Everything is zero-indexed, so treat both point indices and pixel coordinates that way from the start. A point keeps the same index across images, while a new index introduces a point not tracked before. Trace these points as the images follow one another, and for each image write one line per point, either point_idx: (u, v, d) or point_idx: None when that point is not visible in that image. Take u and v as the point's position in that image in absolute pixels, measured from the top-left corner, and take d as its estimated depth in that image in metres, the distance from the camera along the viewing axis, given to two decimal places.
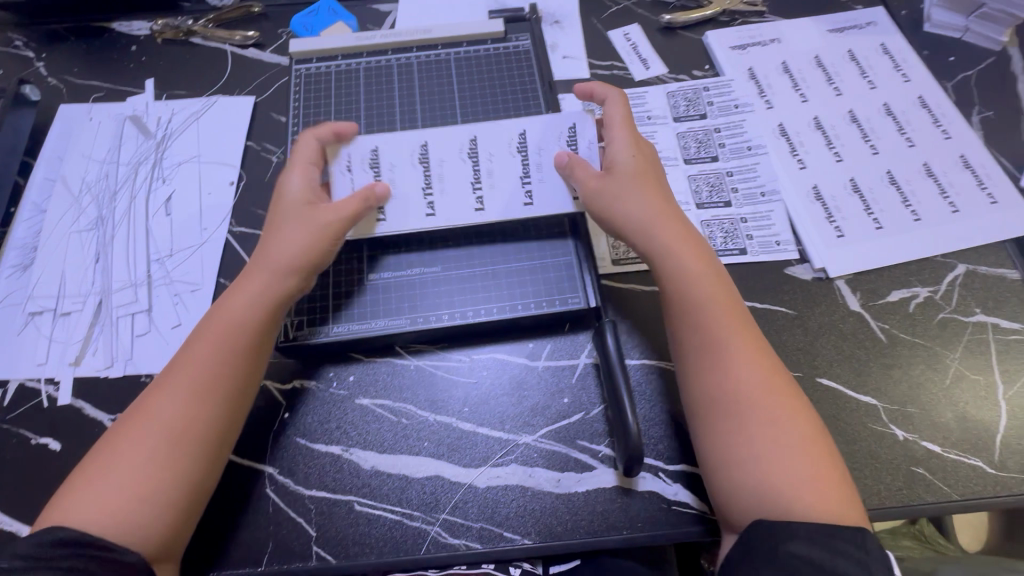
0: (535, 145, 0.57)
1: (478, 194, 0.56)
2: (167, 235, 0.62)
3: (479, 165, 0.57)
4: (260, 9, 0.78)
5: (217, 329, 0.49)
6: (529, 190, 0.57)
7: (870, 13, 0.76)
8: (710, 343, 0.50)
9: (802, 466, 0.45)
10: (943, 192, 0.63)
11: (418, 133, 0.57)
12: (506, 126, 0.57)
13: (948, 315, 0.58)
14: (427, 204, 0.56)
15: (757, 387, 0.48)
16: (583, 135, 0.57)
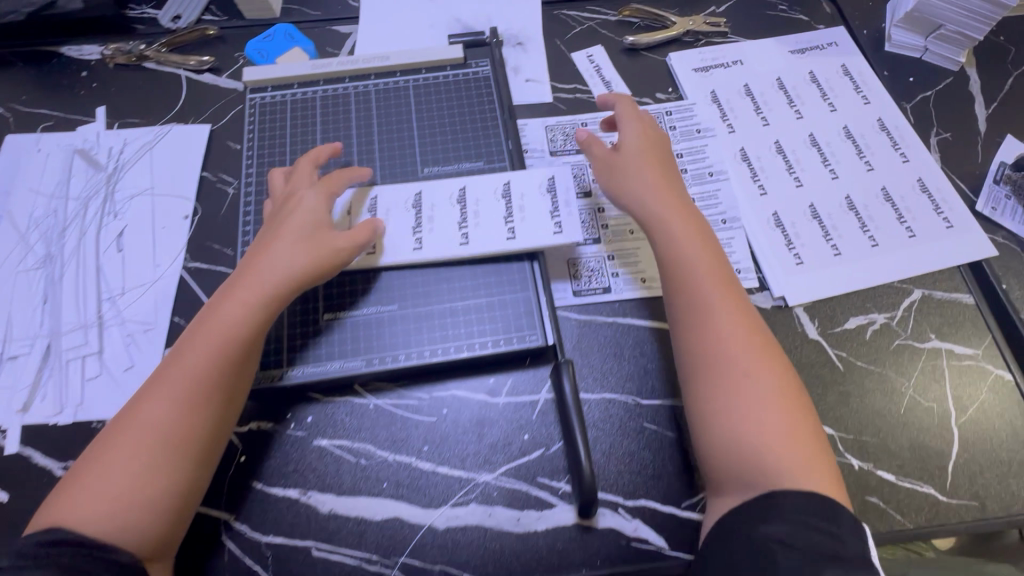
0: (519, 192, 0.57)
1: (463, 232, 0.56)
2: (119, 273, 0.61)
3: (467, 209, 0.57)
4: (216, 32, 0.76)
5: (204, 335, 0.48)
6: (512, 227, 0.56)
7: (831, 33, 0.76)
8: (700, 305, 0.51)
9: (786, 429, 0.46)
10: (900, 217, 0.64)
11: (415, 184, 0.58)
12: (491, 178, 0.58)
13: (904, 341, 0.59)
14: (415, 239, 0.56)
15: (744, 350, 0.49)
16: (561, 186, 0.58)
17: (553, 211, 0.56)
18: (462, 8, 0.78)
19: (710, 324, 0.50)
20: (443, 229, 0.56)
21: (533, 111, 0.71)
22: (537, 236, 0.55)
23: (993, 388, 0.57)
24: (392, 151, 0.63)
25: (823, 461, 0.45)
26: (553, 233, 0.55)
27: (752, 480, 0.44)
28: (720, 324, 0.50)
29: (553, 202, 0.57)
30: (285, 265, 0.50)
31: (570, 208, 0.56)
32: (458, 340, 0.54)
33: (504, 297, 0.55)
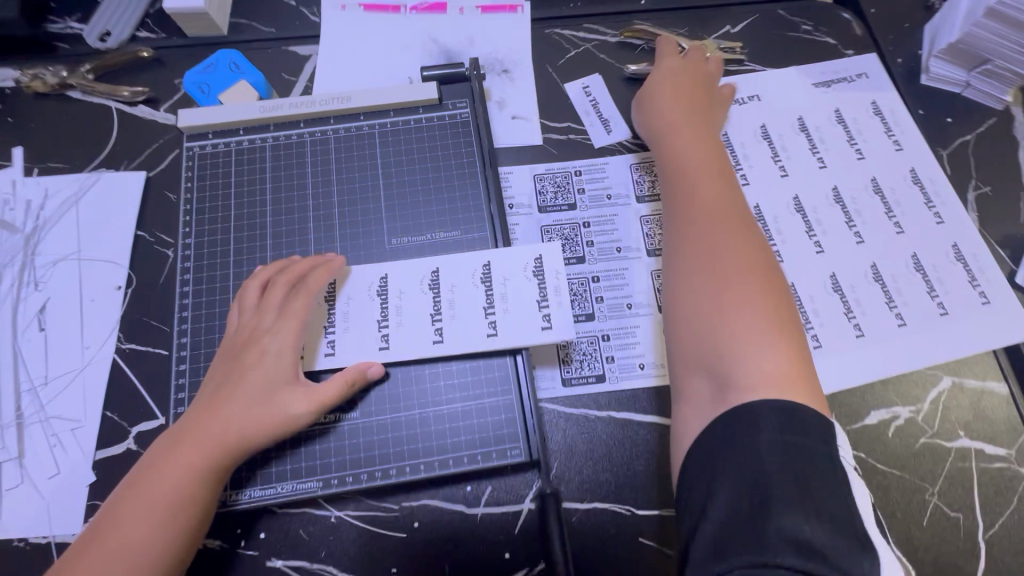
0: (501, 276, 0.50)
1: (437, 326, 0.49)
2: (41, 359, 0.53)
3: (440, 296, 0.50)
4: (151, 54, 0.65)
5: (145, 506, 0.40)
6: (492, 320, 0.49)
7: (860, 62, 0.67)
8: (683, 198, 0.52)
9: (756, 305, 0.44)
10: (932, 290, 0.57)
11: (380, 264, 0.51)
12: (469, 258, 0.51)
13: (929, 440, 0.53)
14: (381, 337, 0.49)
15: (723, 239, 0.48)
16: (550, 268, 0.50)
17: (542, 301, 0.49)
18: (440, 28, 0.68)
19: (689, 210, 0.51)
20: (412, 323, 0.49)
21: (519, 155, 0.62)
22: (523, 332, 0.48)
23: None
24: (353, 215, 0.54)
25: (790, 337, 0.43)
26: (541, 328, 0.48)
27: (719, 366, 0.43)
28: (697, 210, 0.50)
29: (541, 290, 0.49)
30: (251, 436, 0.43)
31: (560, 297, 0.49)
32: (430, 454, 0.47)
33: (484, 399, 0.49)
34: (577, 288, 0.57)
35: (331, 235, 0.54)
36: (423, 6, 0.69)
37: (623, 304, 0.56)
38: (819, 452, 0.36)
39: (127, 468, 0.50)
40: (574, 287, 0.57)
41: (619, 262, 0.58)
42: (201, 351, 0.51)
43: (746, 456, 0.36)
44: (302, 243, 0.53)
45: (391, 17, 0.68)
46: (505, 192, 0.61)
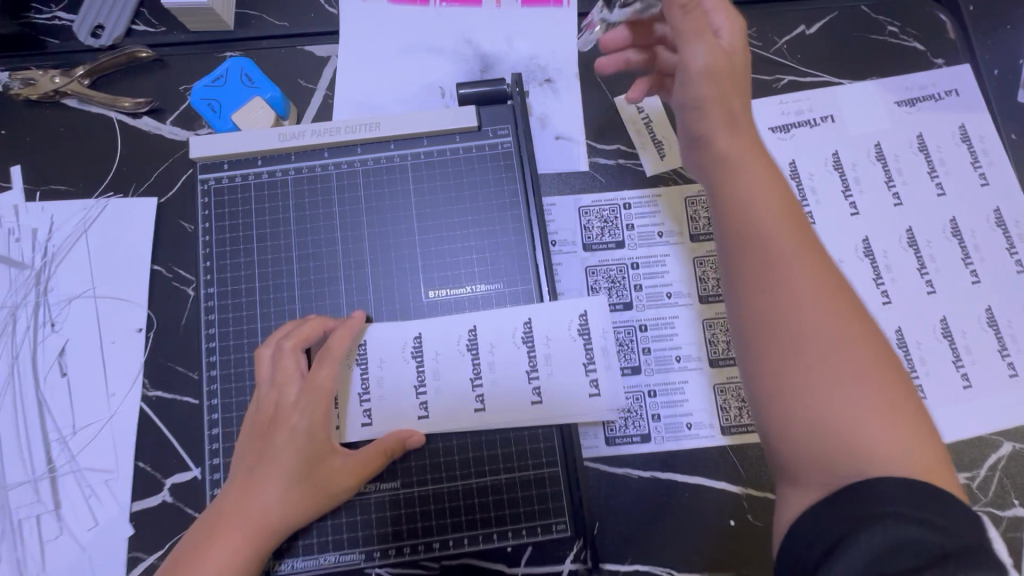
0: (544, 335, 0.48)
1: (479, 391, 0.48)
2: (66, 406, 0.51)
3: (479, 358, 0.48)
4: (151, 55, 0.58)
5: None
6: (536, 386, 0.48)
7: (950, 75, 0.59)
8: (748, 226, 0.37)
9: (864, 377, 0.33)
10: (1003, 348, 0.53)
11: (410, 321, 0.49)
12: (509, 315, 0.49)
13: (983, 509, 0.51)
14: (420, 405, 0.48)
15: (816, 296, 0.35)
16: (596, 327, 0.49)
17: (589, 363, 0.48)
18: (474, 26, 0.59)
19: (766, 251, 0.36)
20: (450, 386, 0.48)
21: (562, 184, 0.57)
22: (570, 400, 0.47)
23: None
24: (385, 263, 0.51)
25: (919, 427, 0.33)
26: (588, 394, 0.48)
27: (842, 453, 0.32)
28: (772, 245, 0.36)
29: (587, 351, 0.48)
30: (295, 524, 0.42)
31: (607, 358, 0.48)
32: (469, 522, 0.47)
33: (529, 467, 0.48)
34: (622, 339, 0.53)
35: (362, 283, 0.51)
36: None
37: (671, 357, 0.53)
38: (961, 529, 0.29)
39: (164, 522, 0.49)
40: (619, 337, 0.54)
41: (669, 310, 0.54)
42: (234, 406, 0.49)
43: (870, 527, 0.29)
44: (335, 295, 0.51)
45: (418, 11, 0.60)
46: (548, 226, 0.56)
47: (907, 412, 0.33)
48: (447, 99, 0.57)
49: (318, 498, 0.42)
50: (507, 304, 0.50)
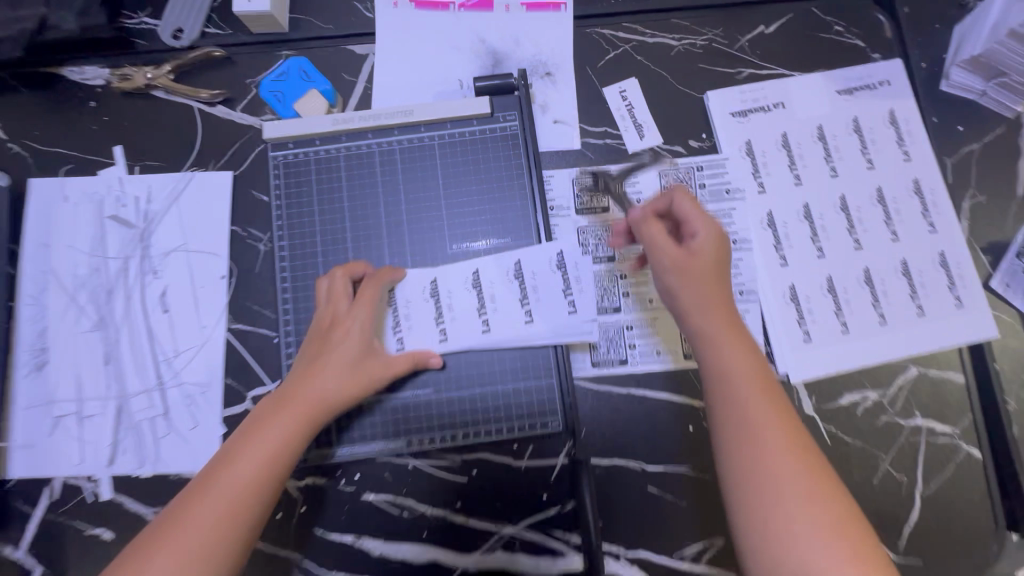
0: (531, 271, 0.62)
1: (484, 318, 0.61)
2: (168, 335, 0.65)
3: (483, 293, 0.62)
4: (223, 54, 0.71)
5: (250, 452, 0.47)
6: (528, 309, 0.61)
7: (885, 68, 0.71)
8: (727, 389, 0.46)
9: (825, 521, 0.40)
10: (914, 293, 0.66)
11: (429, 269, 0.62)
12: (504, 258, 0.62)
13: (890, 418, 0.64)
14: (439, 331, 0.61)
15: (782, 450, 0.43)
16: (570, 262, 0.62)
17: (567, 292, 0.61)
18: (488, 27, 0.72)
19: (741, 410, 0.45)
20: (464, 319, 0.61)
21: (559, 160, 0.69)
22: (556, 318, 0.61)
23: (961, 462, 0.64)
24: (417, 223, 0.65)
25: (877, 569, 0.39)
26: (569, 313, 0.61)
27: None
28: (747, 403, 0.45)
29: (565, 281, 0.62)
30: (342, 404, 0.53)
31: (581, 285, 0.62)
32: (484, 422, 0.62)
33: (531, 382, 0.63)
34: (606, 284, 0.67)
35: (398, 239, 0.64)
36: (470, 2, 0.72)
37: (646, 299, 0.66)
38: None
39: None
40: (604, 284, 0.67)
41: None
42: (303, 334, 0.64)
43: None
44: (378, 248, 0.64)
45: (441, 15, 0.72)
46: (547, 195, 0.68)
47: (866, 556, 0.39)
48: (465, 90, 0.70)
49: (360, 384, 0.54)
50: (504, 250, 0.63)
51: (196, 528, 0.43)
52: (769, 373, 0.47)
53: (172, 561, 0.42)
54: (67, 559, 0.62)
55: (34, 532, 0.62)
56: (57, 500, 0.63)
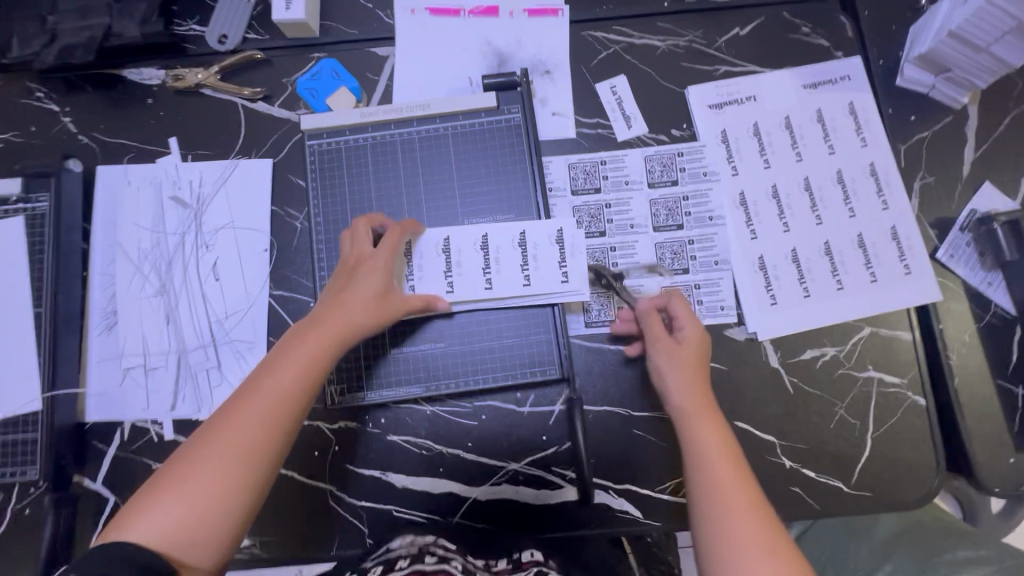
0: (533, 241, 0.71)
1: (487, 277, 0.71)
2: (220, 300, 0.76)
3: (489, 255, 0.71)
4: (262, 56, 0.80)
5: (284, 373, 0.56)
6: (528, 274, 0.71)
7: (847, 64, 0.80)
8: (704, 461, 0.58)
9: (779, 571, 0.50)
10: (869, 262, 0.75)
11: (441, 229, 0.72)
12: (510, 228, 0.72)
13: (846, 371, 0.74)
14: (447, 283, 0.71)
15: (746, 514, 0.53)
16: (568, 237, 0.71)
17: (563, 263, 0.71)
18: (494, 31, 0.81)
19: (714, 479, 0.56)
20: (470, 276, 0.71)
21: (557, 148, 0.79)
22: (549, 284, 0.71)
23: (907, 409, 0.73)
24: (434, 203, 0.75)
25: None
26: (560, 281, 0.71)
27: None
28: (719, 474, 0.56)
29: (561, 254, 0.71)
30: (363, 332, 0.62)
31: (575, 258, 0.71)
32: (492, 373, 0.73)
33: (532, 338, 0.73)
34: (598, 256, 0.77)
35: (417, 216, 0.75)
36: (478, 9, 0.82)
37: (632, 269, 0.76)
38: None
39: None
40: (597, 256, 0.77)
41: (632, 236, 0.77)
42: None
43: None
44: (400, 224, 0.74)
45: (453, 21, 0.82)
46: (547, 178, 0.78)
47: None
48: (474, 87, 0.80)
49: (380, 316, 0.63)
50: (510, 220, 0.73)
51: (244, 434, 0.53)
52: (740, 455, 0.59)
53: (227, 457, 0.52)
54: (138, 489, 0.72)
55: (108, 467, 0.73)
56: (127, 440, 0.73)
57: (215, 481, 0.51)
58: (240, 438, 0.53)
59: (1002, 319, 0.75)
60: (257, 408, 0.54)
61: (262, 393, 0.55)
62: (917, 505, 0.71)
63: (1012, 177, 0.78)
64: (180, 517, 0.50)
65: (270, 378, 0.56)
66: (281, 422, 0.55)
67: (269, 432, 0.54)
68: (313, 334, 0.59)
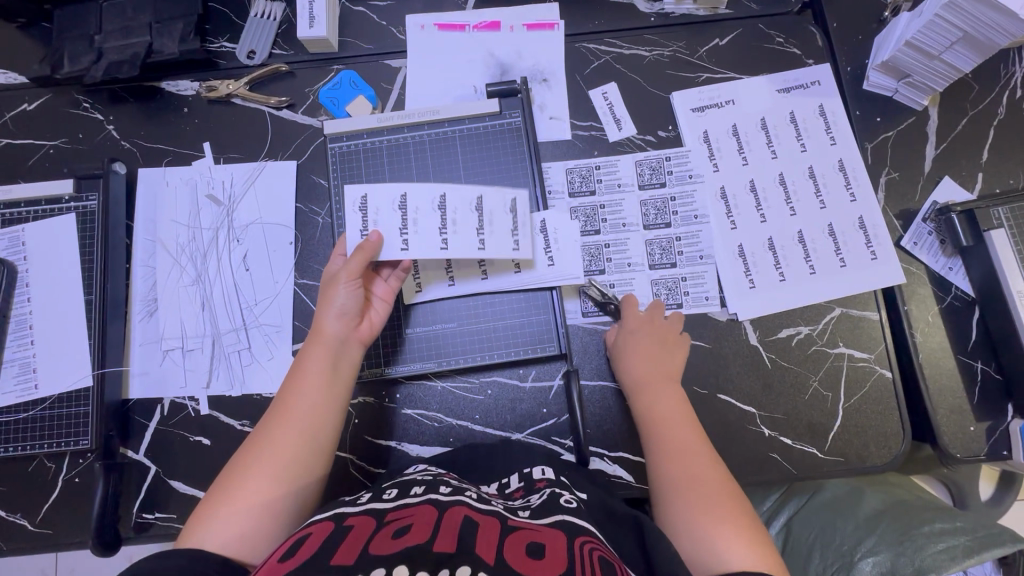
0: (489, 207, 0.76)
1: (443, 238, 0.74)
2: (250, 288, 0.84)
3: (446, 215, 0.74)
4: (287, 68, 0.89)
5: (300, 383, 0.65)
6: (482, 239, 0.75)
7: (817, 71, 0.88)
8: (659, 417, 0.70)
9: (718, 489, 0.62)
10: (838, 249, 0.83)
11: (399, 185, 0.74)
12: (502, 194, 0.77)
13: (819, 348, 0.81)
14: (402, 241, 0.72)
15: (695, 451, 0.66)
16: (520, 209, 0.78)
17: (516, 233, 0.76)
18: (496, 44, 0.89)
19: (668, 426, 0.69)
20: (425, 233, 0.73)
21: (554, 150, 0.87)
22: (502, 250, 0.76)
23: (876, 381, 0.80)
24: None
25: (751, 525, 0.59)
26: (512, 249, 0.76)
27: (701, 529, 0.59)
28: (677, 424, 0.69)
29: (545, 241, 0.82)
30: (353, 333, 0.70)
31: (560, 246, 0.81)
32: (489, 349, 0.81)
33: (532, 317, 0.81)
34: (594, 252, 0.84)
35: None
36: (482, 25, 0.90)
37: (626, 263, 0.84)
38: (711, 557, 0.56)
39: None
40: (594, 251, 0.85)
41: (625, 233, 0.85)
42: None
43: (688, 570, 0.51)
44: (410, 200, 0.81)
45: (458, 35, 0.90)
46: (547, 181, 0.86)
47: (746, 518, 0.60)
48: (479, 93, 0.88)
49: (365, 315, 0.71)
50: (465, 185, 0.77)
51: (281, 440, 0.62)
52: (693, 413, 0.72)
53: (270, 465, 0.60)
54: (177, 459, 0.80)
55: (150, 440, 0.80)
56: (167, 415, 0.81)
57: (249, 485, 0.59)
58: (274, 450, 0.61)
59: (962, 301, 0.82)
60: (271, 418, 0.64)
61: (284, 407, 0.64)
62: (884, 468, 0.78)
63: (969, 173, 0.85)
64: (237, 526, 0.56)
65: (290, 394, 0.65)
66: (306, 430, 0.63)
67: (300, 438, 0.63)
68: (313, 346, 0.68)
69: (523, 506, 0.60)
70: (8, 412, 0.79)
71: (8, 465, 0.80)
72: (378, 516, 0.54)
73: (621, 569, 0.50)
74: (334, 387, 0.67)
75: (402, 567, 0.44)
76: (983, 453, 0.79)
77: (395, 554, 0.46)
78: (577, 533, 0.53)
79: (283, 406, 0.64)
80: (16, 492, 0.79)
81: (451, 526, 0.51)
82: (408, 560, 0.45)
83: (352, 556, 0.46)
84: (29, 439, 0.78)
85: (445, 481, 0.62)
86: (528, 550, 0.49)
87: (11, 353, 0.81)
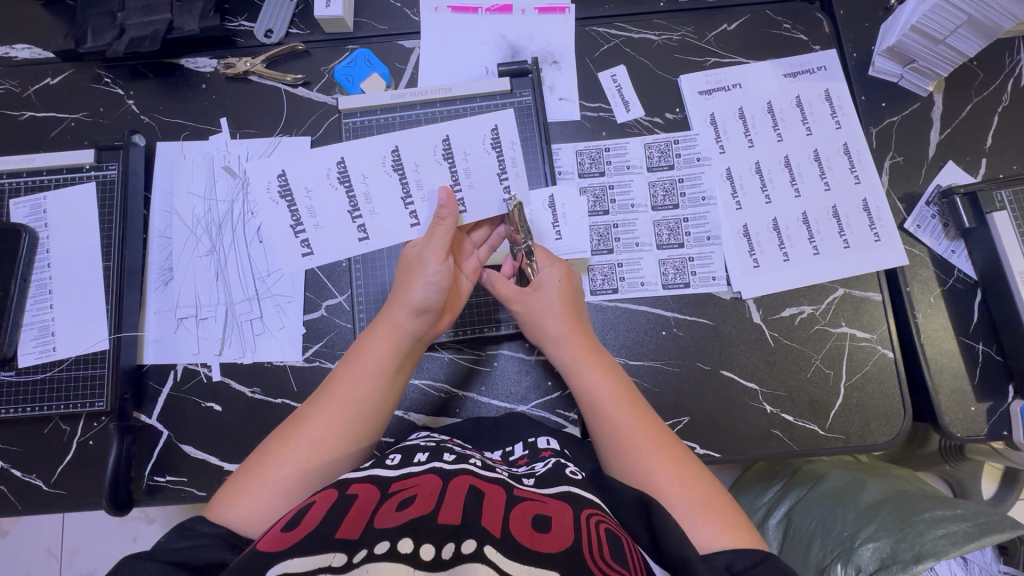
0: (463, 151, 0.76)
1: (411, 210, 0.76)
2: (263, 258, 0.86)
3: (406, 176, 0.76)
4: (303, 47, 0.91)
5: (357, 373, 0.64)
6: (462, 199, 0.76)
7: (823, 56, 0.90)
8: (582, 374, 0.67)
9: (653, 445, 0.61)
10: (842, 231, 0.84)
11: (332, 152, 0.75)
12: (483, 125, 0.76)
13: (821, 327, 0.82)
14: (359, 229, 0.76)
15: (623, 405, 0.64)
16: (504, 138, 0.76)
17: (502, 174, 0.76)
18: (508, 26, 0.91)
19: (592, 382, 0.66)
20: (389, 201, 0.76)
21: (563, 131, 0.89)
22: (490, 199, 0.76)
23: (877, 361, 0.81)
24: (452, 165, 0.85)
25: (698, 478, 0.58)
26: (502, 200, 0.76)
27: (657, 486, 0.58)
28: (600, 380, 0.66)
29: (554, 217, 0.82)
30: (416, 331, 0.66)
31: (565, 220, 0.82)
32: None
33: None
34: (602, 232, 0.86)
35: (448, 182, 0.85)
36: (494, 7, 0.92)
37: (634, 243, 0.86)
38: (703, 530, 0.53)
39: (324, 325, 0.84)
40: (602, 231, 0.86)
41: (632, 211, 0.87)
42: (364, 258, 0.84)
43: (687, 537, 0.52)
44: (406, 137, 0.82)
45: (471, 17, 0.92)
46: (557, 162, 0.87)
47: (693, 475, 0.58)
48: (490, 74, 0.90)
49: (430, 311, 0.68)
50: (424, 135, 0.76)
51: (321, 426, 0.61)
52: (613, 362, 0.70)
53: (301, 448, 0.59)
54: (189, 423, 0.81)
55: (162, 404, 0.82)
56: (179, 381, 0.82)
57: (278, 464, 0.59)
58: (312, 435, 0.60)
59: (964, 284, 0.83)
60: (320, 395, 0.64)
61: (336, 392, 0.63)
62: (885, 447, 0.79)
63: (973, 158, 0.86)
64: (253, 502, 0.57)
65: (344, 380, 0.64)
66: (346, 419, 0.61)
67: (340, 431, 0.61)
68: (377, 333, 0.66)
69: (528, 473, 0.62)
70: (26, 373, 0.81)
71: (24, 426, 0.82)
72: (383, 485, 0.54)
73: (629, 546, 0.50)
74: (386, 382, 0.64)
75: (406, 541, 0.44)
76: (984, 433, 0.79)
77: (398, 527, 0.46)
78: (584, 506, 0.54)
79: (338, 383, 0.63)
80: (31, 453, 0.81)
81: (455, 496, 0.51)
82: (410, 533, 0.45)
83: (356, 531, 0.46)
84: (46, 400, 0.80)
85: (448, 448, 0.63)
86: (534, 522, 0.49)
87: (30, 318, 0.83)
